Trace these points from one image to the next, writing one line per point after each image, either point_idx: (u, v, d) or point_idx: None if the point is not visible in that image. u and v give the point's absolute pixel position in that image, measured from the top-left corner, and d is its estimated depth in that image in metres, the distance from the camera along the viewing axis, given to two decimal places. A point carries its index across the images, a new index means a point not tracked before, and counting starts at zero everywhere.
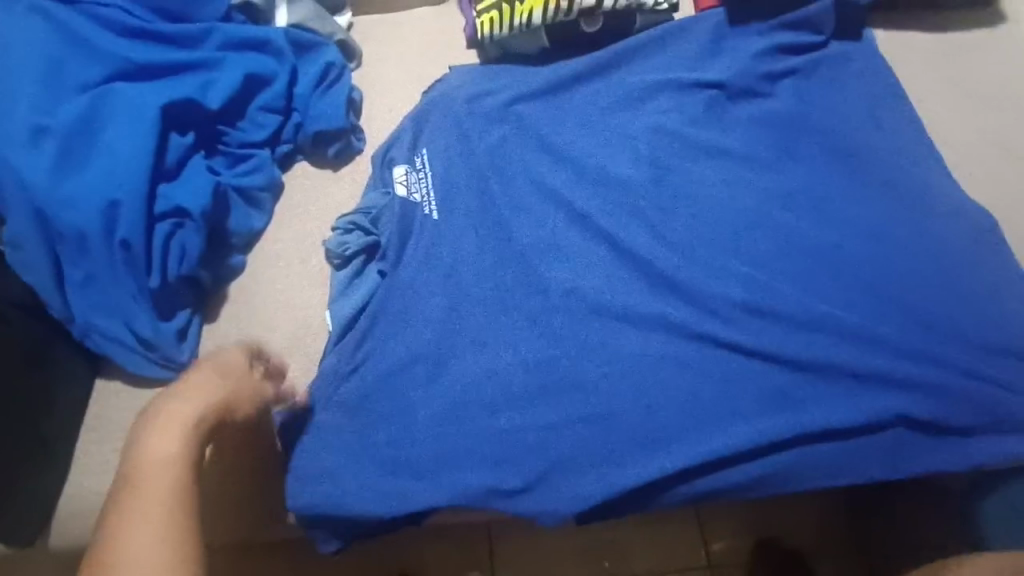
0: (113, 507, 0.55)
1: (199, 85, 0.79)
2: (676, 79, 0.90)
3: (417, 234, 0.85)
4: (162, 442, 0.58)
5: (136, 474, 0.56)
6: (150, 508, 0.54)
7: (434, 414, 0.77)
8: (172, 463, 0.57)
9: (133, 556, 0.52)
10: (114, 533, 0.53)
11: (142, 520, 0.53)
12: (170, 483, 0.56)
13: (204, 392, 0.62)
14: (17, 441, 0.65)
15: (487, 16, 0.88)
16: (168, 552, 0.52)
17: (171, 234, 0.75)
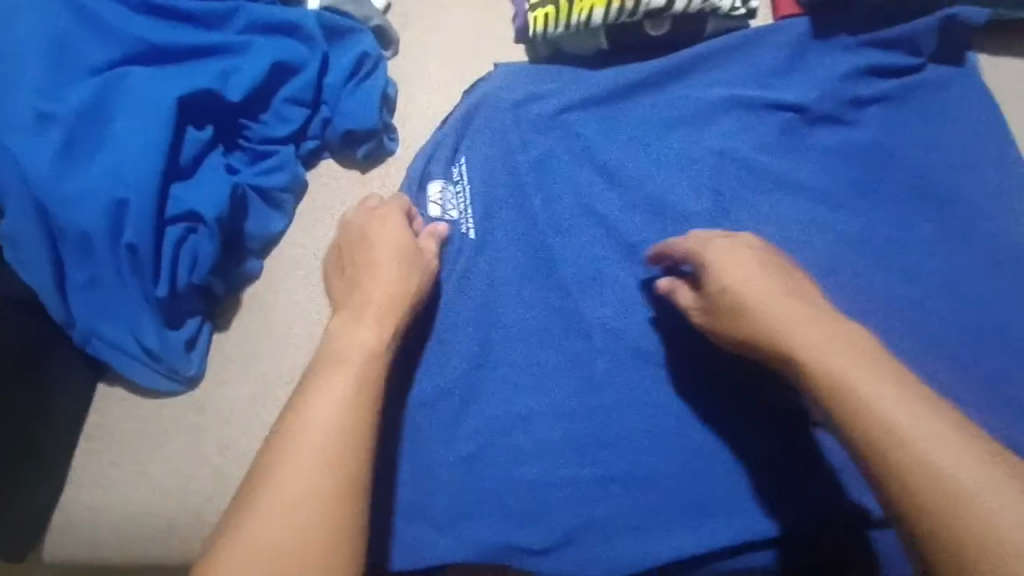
0: (316, 373, 0.57)
1: (220, 73, 0.71)
2: (749, 98, 0.76)
3: (449, 255, 0.73)
4: (365, 329, 0.61)
5: (340, 351, 0.59)
6: (348, 385, 0.56)
7: (449, 467, 0.67)
8: (367, 348, 0.59)
9: (335, 425, 0.54)
10: (314, 396, 0.55)
11: (333, 390, 0.56)
12: (367, 367, 0.58)
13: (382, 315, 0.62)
14: (19, 450, 0.67)
15: (540, 11, 0.78)
16: (361, 433, 0.54)
17: (183, 240, 0.69)
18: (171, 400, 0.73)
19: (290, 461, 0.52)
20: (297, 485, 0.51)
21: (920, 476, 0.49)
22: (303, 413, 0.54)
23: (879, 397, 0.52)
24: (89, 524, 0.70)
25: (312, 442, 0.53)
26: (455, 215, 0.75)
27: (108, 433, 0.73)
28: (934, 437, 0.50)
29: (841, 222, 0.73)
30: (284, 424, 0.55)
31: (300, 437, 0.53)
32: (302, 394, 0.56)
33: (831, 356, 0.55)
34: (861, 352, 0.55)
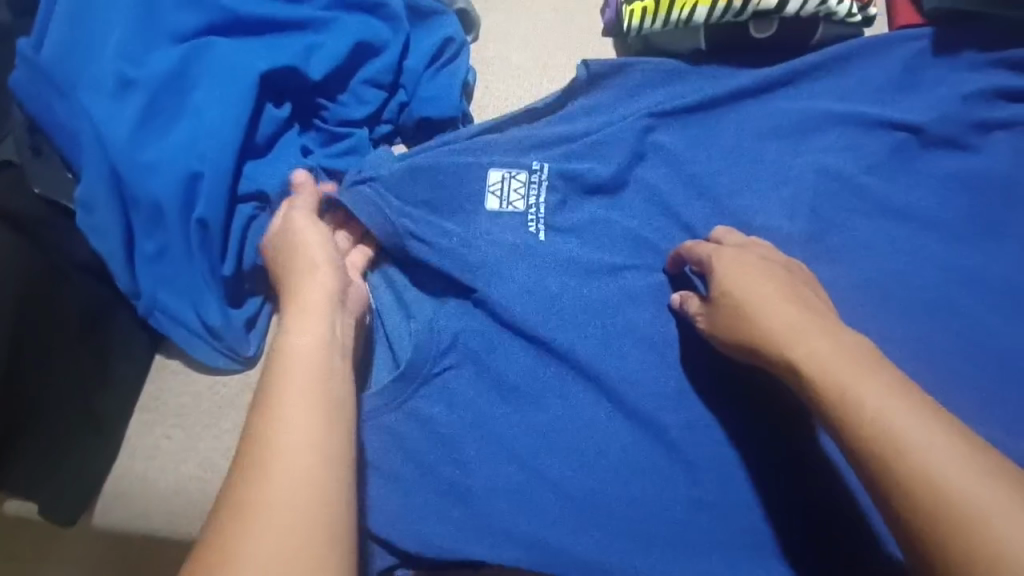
0: (266, 390, 0.54)
1: (303, 49, 0.68)
2: (857, 111, 0.70)
3: (525, 270, 0.68)
4: (306, 331, 0.58)
5: (286, 365, 0.55)
6: (306, 390, 0.54)
7: (503, 475, 0.64)
8: (314, 354, 0.57)
9: (305, 428, 0.51)
10: (274, 412, 0.52)
11: (293, 401, 0.52)
12: (320, 373, 0.55)
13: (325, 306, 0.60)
14: (66, 406, 0.66)
15: (636, 6, 0.74)
16: (330, 434, 0.52)
17: (252, 219, 0.68)
18: (228, 376, 0.73)
19: (265, 483, 0.47)
20: (279, 497, 0.47)
21: (930, 497, 0.44)
22: (268, 432, 0.50)
23: (882, 413, 0.48)
24: (142, 492, 0.70)
25: (289, 459, 0.49)
26: (522, 206, 0.70)
27: (164, 404, 0.73)
28: (942, 453, 0.45)
29: (949, 254, 0.67)
30: (244, 450, 0.50)
31: (272, 458, 0.49)
32: (258, 412, 0.52)
33: (826, 370, 0.51)
34: (863, 368, 0.50)
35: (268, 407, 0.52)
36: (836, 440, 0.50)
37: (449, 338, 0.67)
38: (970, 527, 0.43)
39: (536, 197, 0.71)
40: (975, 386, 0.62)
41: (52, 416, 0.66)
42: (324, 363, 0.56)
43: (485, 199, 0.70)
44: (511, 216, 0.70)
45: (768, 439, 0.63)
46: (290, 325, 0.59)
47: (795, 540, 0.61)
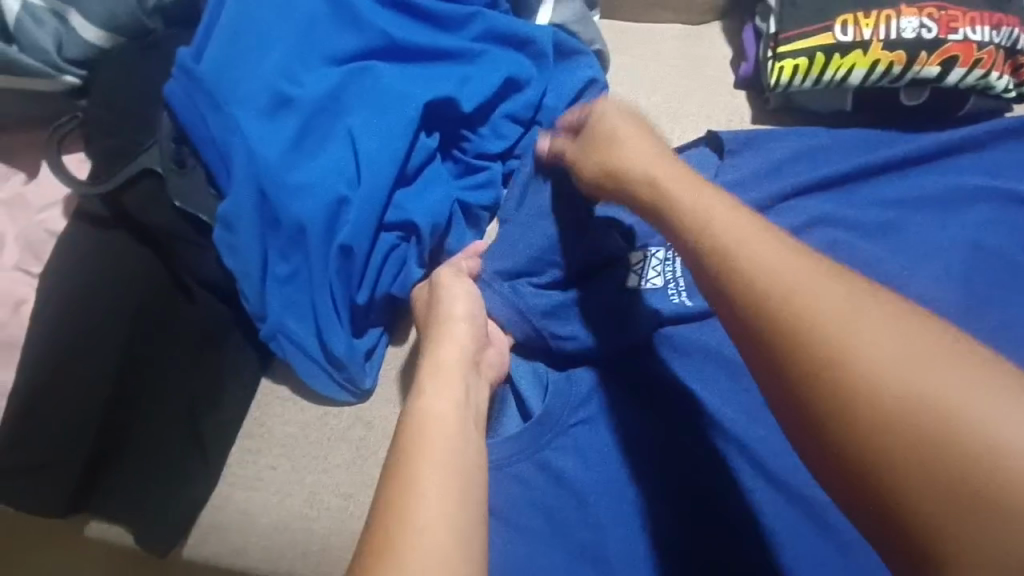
0: (396, 454, 0.47)
1: (457, 80, 0.67)
2: (1010, 187, 0.69)
3: (672, 331, 0.67)
4: (444, 392, 0.53)
5: (423, 427, 0.49)
6: (441, 460, 0.46)
7: (640, 539, 0.60)
8: (450, 416, 0.51)
9: (443, 501, 0.44)
10: (407, 479, 0.45)
11: (425, 469, 0.46)
12: (459, 437, 0.49)
13: (460, 370, 0.55)
14: (176, 420, 0.64)
15: (792, 61, 0.72)
16: (471, 511, 0.44)
17: (394, 248, 0.65)
18: (337, 408, 0.69)
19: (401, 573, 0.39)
20: None
21: (881, 421, 0.35)
22: (400, 505, 0.43)
23: (824, 327, 0.38)
24: (239, 528, 0.66)
25: (426, 542, 0.41)
26: (659, 282, 0.68)
27: (269, 433, 0.69)
28: (905, 359, 0.35)
29: None
30: (374, 522, 0.43)
31: (407, 540, 0.41)
32: (390, 476, 0.45)
33: (757, 280, 0.41)
34: (789, 270, 0.40)
35: (403, 471, 0.45)
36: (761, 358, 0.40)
37: (590, 386, 0.66)
38: (944, 443, 0.33)
39: (674, 274, 0.68)
40: None
41: (163, 429, 0.64)
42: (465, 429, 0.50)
43: (624, 278, 0.68)
44: (647, 292, 0.67)
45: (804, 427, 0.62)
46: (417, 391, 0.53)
47: None
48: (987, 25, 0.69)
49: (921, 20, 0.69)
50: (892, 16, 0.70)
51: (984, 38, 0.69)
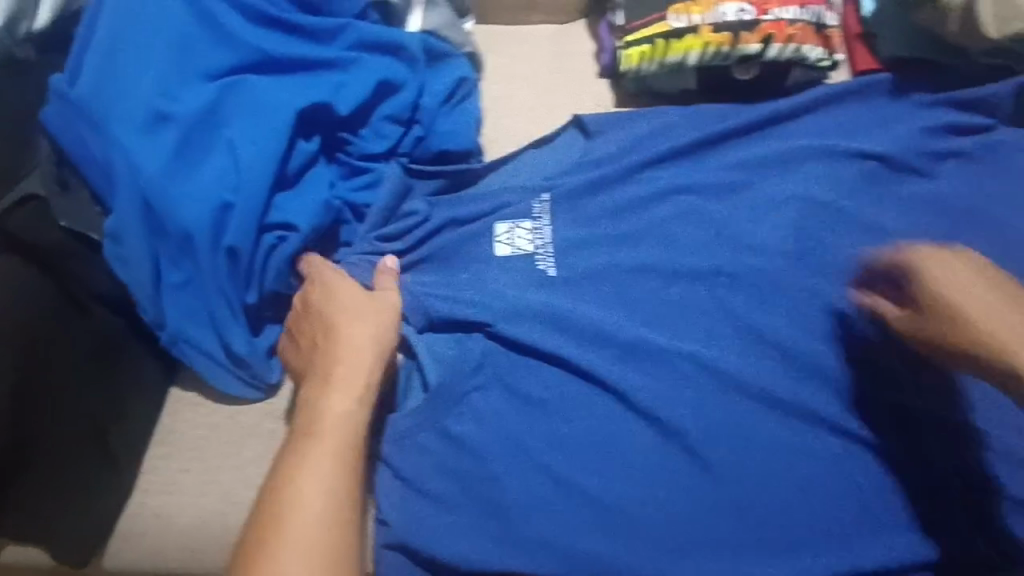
0: (296, 449, 0.62)
1: (330, 87, 0.72)
2: (830, 145, 0.79)
3: (541, 295, 0.74)
4: (340, 401, 0.64)
5: (318, 432, 0.62)
6: (324, 473, 0.61)
7: (528, 489, 0.67)
8: (342, 425, 0.63)
9: (321, 509, 0.59)
10: (301, 477, 0.60)
11: (314, 464, 0.61)
12: (343, 446, 0.62)
13: (357, 383, 0.65)
14: (81, 437, 0.66)
15: (636, 49, 0.81)
16: (338, 523, 0.59)
17: (275, 247, 0.69)
18: (246, 405, 0.73)
19: (295, 519, 0.58)
20: (302, 535, 0.57)
21: (976, 324, 0.60)
22: (296, 484, 0.59)
23: (955, 291, 0.62)
24: (156, 530, 0.69)
25: (309, 510, 0.59)
26: (529, 248, 0.77)
27: (180, 438, 0.72)
28: (999, 307, 0.60)
29: None
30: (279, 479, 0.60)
31: (297, 504, 0.59)
32: (287, 465, 0.61)
33: (944, 287, 0.63)
34: (928, 258, 0.64)
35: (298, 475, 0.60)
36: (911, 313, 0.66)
37: (479, 355, 0.72)
38: None
39: (541, 240, 0.77)
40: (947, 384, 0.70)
41: (68, 448, 0.65)
42: (353, 438, 0.63)
43: (492, 247, 0.77)
44: (518, 259, 0.77)
45: (668, 372, 0.71)
46: (320, 388, 0.65)
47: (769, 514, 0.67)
48: (795, 5, 0.80)
49: (740, 5, 0.79)
50: (716, 3, 0.79)
51: (794, 16, 0.80)
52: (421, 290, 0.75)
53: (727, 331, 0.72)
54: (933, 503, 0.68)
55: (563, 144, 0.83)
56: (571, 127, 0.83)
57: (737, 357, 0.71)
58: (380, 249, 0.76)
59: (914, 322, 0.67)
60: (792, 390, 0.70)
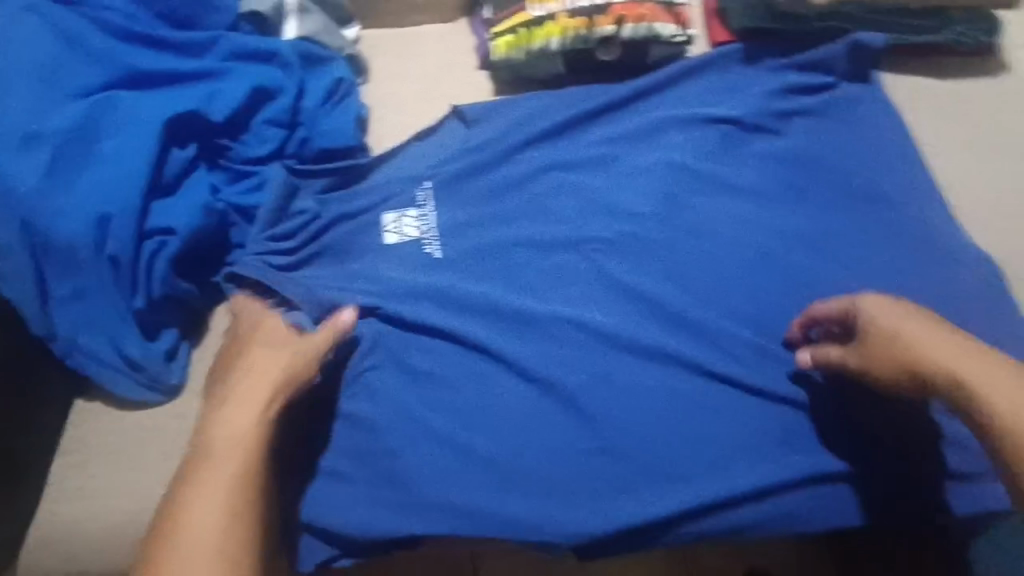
0: (190, 472, 0.61)
1: (203, 96, 0.75)
2: (689, 113, 0.85)
3: (426, 276, 0.79)
4: (241, 419, 0.65)
5: (215, 452, 0.62)
6: (219, 490, 0.60)
7: (430, 459, 0.73)
8: (240, 441, 0.63)
9: (213, 528, 0.57)
10: (193, 497, 0.59)
11: (213, 479, 0.61)
12: (241, 461, 0.62)
13: (259, 400, 0.66)
14: None
15: (502, 40, 0.87)
16: (232, 542, 0.57)
17: (156, 252, 0.71)
18: (150, 410, 0.74)
19: (184, 545, 0.56)
20: (192, 559, 0.56)
21: (942, 371, 0.60)
22: (187, 506, 0.59)
23: (912, 341, 0.62)
24: (67, 537, 0.70)
25: (200, 532, 0.57)
26: (416, 234, 0.81)
27: (88, 446, 0.74)
28: (960, 357, 0.60)
29: (775, 216, 0.82)
30: (171, 505, 0.59)
31: (190, 524, 0.58)
32: (182, 489, 0.60)
33: (904, 334, 0.63)
34: (897, 310, 0.65)
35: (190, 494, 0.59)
36: (873, 367, 0.65)
37: (372, 337, 0.77)
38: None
39: (427, 226, 0.82)
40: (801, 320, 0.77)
41: None
42: (252, 454, 0.63)
43: (381, 237, 0.81)
44: (406, 245, 0.81)
45: (547, 336, 0.77)
46: (216, 408, 0.66)
47: (651, 455, 0.73)
48: None
49: None
50: None
51: None
52: (314, 285, 0.78)
53: (602, 295, 0.79)
54: (800, 431, 0.74)
55: (444, 133, 0.87)
56: (451, 116, 0.88)
57: (614, 313, 0.78)
58: (270, 248, 0.79)
59: (875, 374, 0.66)
60: (664, 340, 0.76)
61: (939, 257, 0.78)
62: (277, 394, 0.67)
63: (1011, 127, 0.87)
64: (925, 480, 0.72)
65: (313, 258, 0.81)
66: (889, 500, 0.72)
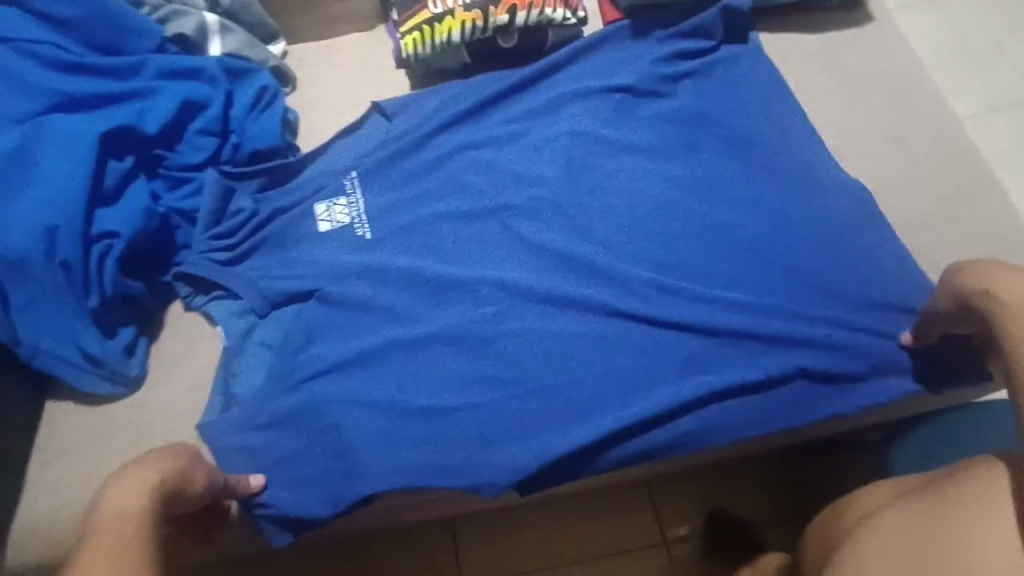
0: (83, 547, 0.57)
1: (135, 112, 0.83)
2: (585, 87, 0.94)
3: (359, 256, 0.86)
4: (128, 494, 0.61)
5: (102, 526, 0.58)
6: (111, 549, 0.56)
7: (372, 421, 0.78)
8: (127, 512, 0.60)
9: None
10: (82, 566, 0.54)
11: (101, 547, 0.56)
12: (130, 533, 0.58)
13: (152, 477, 0.64)
14: None
15: (410, 36, 0.94)
16: None
17: (105, 254, 0.79)
18: (115, 403, 0.81)
19: None
20: None
21: (983, 288, 0.66)
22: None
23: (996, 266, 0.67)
24: (44, 528, 0.75)
25: None
26: (348, 220, 0.89)
27: (58, 442, 0.79)
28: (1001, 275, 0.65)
29: (672, 168, 0.90)
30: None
31: None
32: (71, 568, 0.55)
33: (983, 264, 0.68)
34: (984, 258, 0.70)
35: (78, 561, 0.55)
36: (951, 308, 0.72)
37: (313, 315, 0.84)
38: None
39: (357, 212, 0.89)
40: (701, 258, 0.86)
41: None
42: (139, 524, 0.59)
43: (316, 225, 0.89)
44: (340, 231, 0.88)
45: (471, 298, 0.84)
46: (109, 486, 0.62)
47: (577, 391, 0.79)
48: None
49: None
50: None
51: None
52: (257, 275, 0.86)
53: (520, 256, 0.86)
54: (712, 355, 0.81)
55: (366, 128, 0.95)
56: (372, 111, 0.96)
57: (530, 270, 0.85)
58: (214, 245, 0.86)
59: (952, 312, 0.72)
60: (578, 289, 0.84)
61: (812, 188, 0.89)
62: (170, 477, 0.65)
63: (878, 69, 0.97)
64: (822, 385, 0.80)
65: (254, 251, 0.88)
66: (793, 408, 0.79)
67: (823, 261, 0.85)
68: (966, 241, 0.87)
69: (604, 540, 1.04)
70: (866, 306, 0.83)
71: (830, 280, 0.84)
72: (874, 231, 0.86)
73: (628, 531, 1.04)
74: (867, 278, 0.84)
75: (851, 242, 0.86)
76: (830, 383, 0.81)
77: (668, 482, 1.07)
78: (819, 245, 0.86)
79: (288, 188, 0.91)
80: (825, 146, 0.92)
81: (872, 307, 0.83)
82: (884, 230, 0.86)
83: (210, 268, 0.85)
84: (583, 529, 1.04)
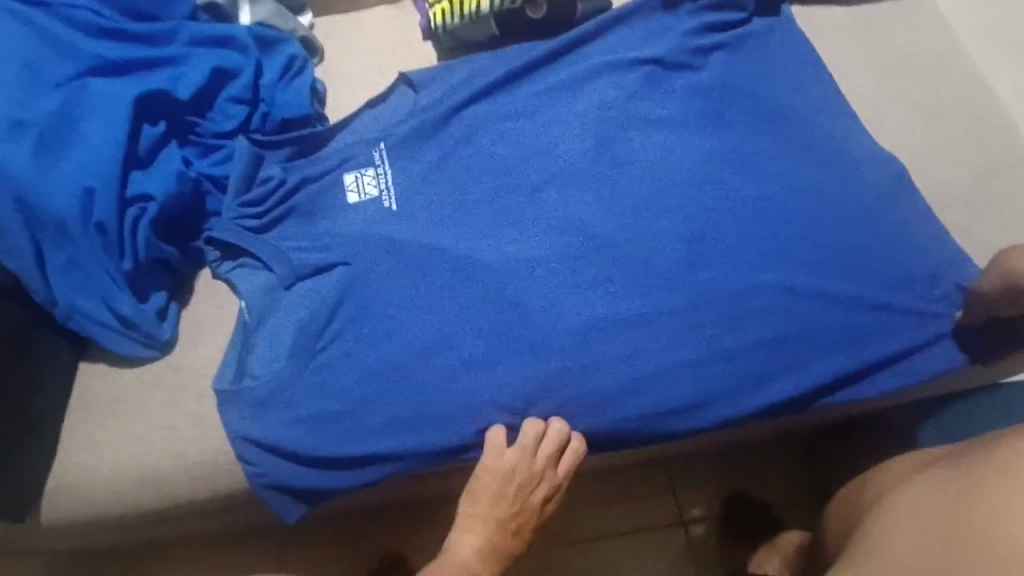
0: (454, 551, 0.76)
1: (169, 78, 0.84)
2: (614, 60, 0.93)
3: (386, 227, 0.87)
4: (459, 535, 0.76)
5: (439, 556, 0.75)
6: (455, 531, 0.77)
7: (400, 390, 0.79)
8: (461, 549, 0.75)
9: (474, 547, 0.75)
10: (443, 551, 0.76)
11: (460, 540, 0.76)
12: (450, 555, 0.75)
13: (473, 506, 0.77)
14: (7, 421, 0.73)
15: (439, 7, 0.96)
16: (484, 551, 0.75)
17: (139, 218, 0.80)
18: (146, 365, 0.82)
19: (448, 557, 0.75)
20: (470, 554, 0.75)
21: None
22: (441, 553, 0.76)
23: None
24: (80, 483, 0.77)
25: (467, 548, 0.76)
26: (376, 191, 0.89)
27: (92, 402, 0.80)
28: None
29: (701, 142, 0.90)
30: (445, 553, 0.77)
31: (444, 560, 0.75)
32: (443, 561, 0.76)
33: None
34: None
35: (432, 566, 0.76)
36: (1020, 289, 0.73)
37: (341, 284, 0.84)
38: None
39: (384, 183, 0.89)
40: (732, 234, 0.85)
41: None
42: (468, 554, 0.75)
43: (344, 196, 0.89)
44: (369, 202, 0.88)
45: (499, 272, 0.84)
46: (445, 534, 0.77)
47: (604, 363, 0.80)
48: None
49: None
50: None
51: None
52: (286, 246, 0.86)
53: (546, 230, 0.86)
54: (740, 330, 0.81)
55: (392, 98, 0.95)
56: (399, 81, 0.95)
57: (554, 244, 0.85)
58: (244, 213, 0.86)
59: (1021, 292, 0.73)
60: (603, 265, 0.84)
61: (845, 163, 0.88)
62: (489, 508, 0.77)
63: (913, 43, 0.96)
64: (852, 363, 0.80)
65: (282, 221, 0.88)
66: (819, 384, 0.80)
67: (854, 237, 0.84)
68: (998, 218, 0.86)
69: (620, 520, 1.04)
70: (897, 281, 0.82)
71: (860, 256, 0.83)
72: (905, 206, 0.85)
73: (645, 512, 1.04)
74: (899, 255, 0.83)
75: (884, 221, 0.85)
76: (862, 361, 0.80)
77: (689, 466, 1.06)
78: (850, 222, 0.85)
79: (317, 158, 0.91)
80: (855, 119, 0.91)
81: (908, 284, 0.82)
82: (918, 207, 0.85)
83: (241, 237, 0.85)
84: (601, 508, 1.05)
